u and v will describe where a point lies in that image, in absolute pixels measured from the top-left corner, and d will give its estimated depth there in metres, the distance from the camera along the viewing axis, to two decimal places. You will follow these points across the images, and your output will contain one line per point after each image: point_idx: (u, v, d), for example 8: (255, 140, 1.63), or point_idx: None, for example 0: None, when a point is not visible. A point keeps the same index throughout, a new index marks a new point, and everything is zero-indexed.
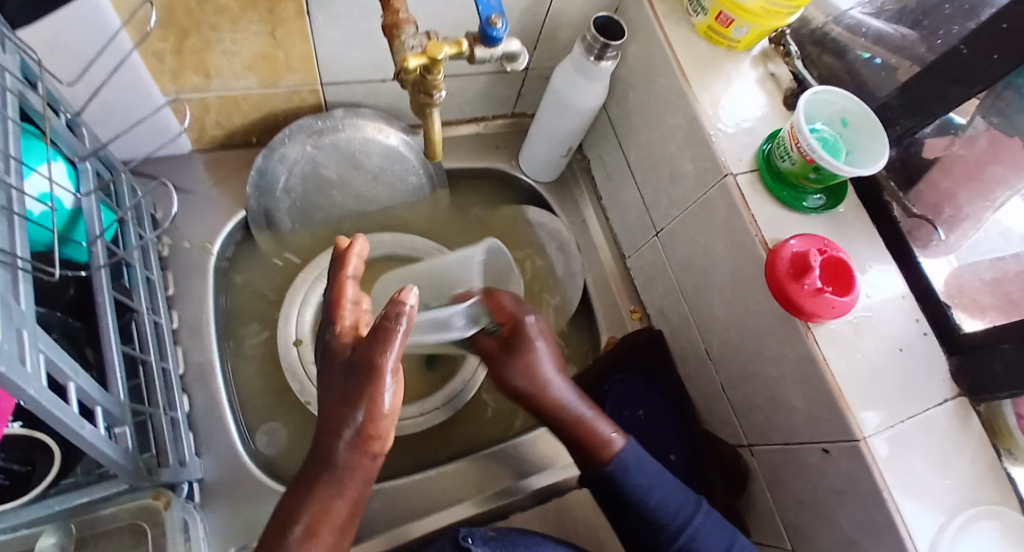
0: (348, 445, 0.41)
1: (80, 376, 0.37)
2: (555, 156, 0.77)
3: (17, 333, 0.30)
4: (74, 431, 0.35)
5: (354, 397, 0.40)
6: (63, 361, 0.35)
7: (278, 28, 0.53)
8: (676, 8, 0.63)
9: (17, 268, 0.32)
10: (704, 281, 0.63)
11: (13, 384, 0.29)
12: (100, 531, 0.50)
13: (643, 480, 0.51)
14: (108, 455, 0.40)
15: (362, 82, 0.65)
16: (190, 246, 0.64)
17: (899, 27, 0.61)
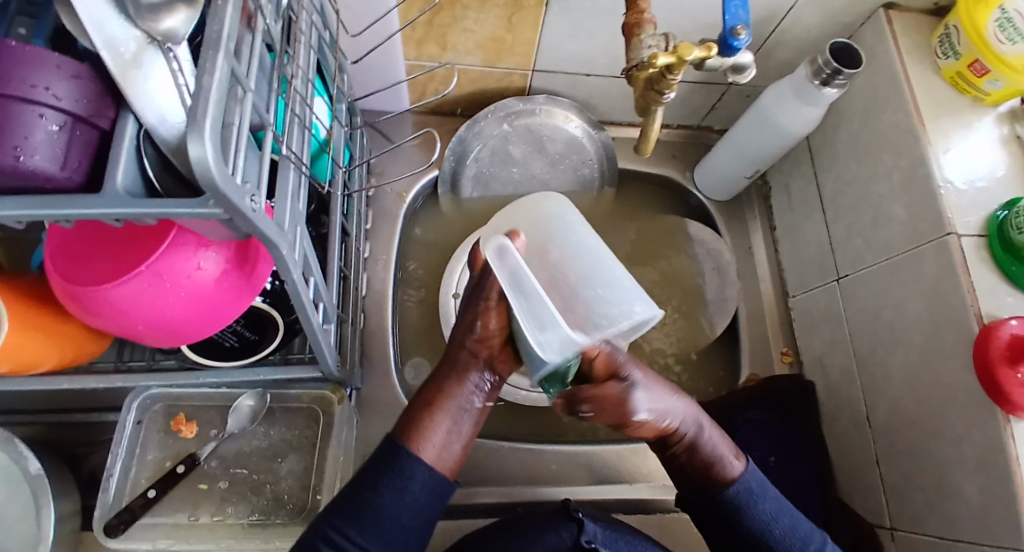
0: (472, 347, 0.45)
1: (318, 274, 0.44)
2: (738, 176, 0.74)
3: (294, 231, 0.37)
4: (309, 319, 0.42)
5: (472, 307, 0.45)
6: (314, 260, 0.42)
7: (516, 13, 0.57)
8: (922, 45, 0.58)
9: (302, 174, 0.39)
10: (887, 340, 0.58)
11: (285, 267, 0.35)
12: (283, 406, 0.59)
13: (768, 507, 0.48)
14: (321, 346, 0.47)
15: (570, 74, 0.68)
16: (388, 192, 0.71)
17: None
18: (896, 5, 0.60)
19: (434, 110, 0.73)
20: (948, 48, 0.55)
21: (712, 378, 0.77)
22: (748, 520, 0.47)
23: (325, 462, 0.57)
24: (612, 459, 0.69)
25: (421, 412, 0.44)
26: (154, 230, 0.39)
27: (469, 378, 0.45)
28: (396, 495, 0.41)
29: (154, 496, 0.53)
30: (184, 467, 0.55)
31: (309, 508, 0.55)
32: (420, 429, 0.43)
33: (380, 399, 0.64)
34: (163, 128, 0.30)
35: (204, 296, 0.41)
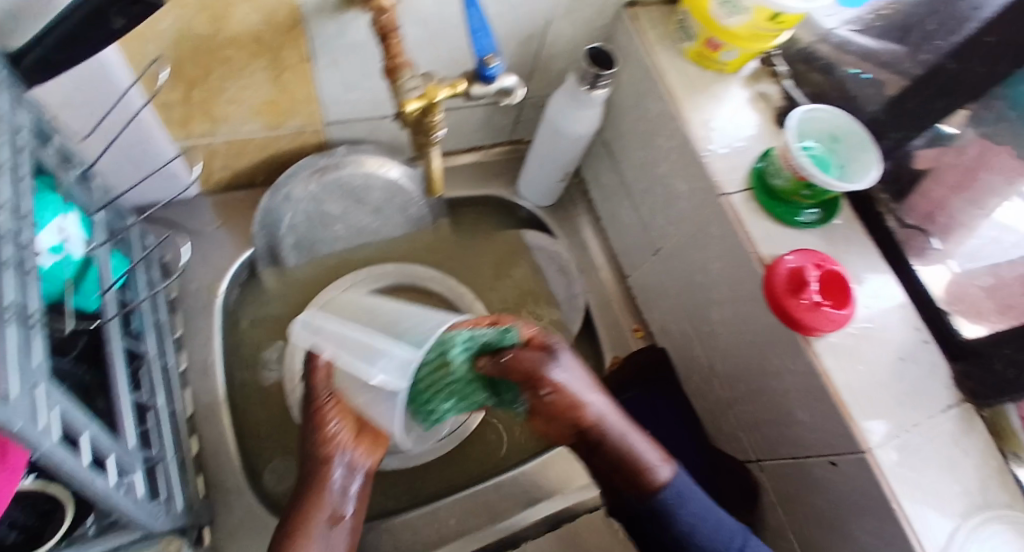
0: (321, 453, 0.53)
1: (94, 425, 0.37)
2: (553, 182, 0.79)
3: (35, 391, 0.31)
4: (87, 483, 0.35)
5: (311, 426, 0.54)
6: (78, 413, 0.35)
7: (282, 73, 0.55)
8: (665, 33, 0.65)
9: (32, 323, 0.32)
10: (705, 298, 0.65)
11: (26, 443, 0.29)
12: None
13: (696, 508, 0.51)
14: (119, 505, 0.40)
15: (363, 120, 0.67)
16: (196, 286, 0.65)
17: (886, 42, 0.61)
18: (637, 4, 0.66)
19: (230, 186, 0.70)
20: (687, 31, 0.63)
21: None
22: (675, 522, 0.50)
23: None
24: (508, 487, 0.68)
25: (304, 510, 0.51)
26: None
27: (331, 483, 0.53)
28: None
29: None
30: None
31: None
32: (299, 530, 0.50)
33: (242, 518, 0.58)
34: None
35: None
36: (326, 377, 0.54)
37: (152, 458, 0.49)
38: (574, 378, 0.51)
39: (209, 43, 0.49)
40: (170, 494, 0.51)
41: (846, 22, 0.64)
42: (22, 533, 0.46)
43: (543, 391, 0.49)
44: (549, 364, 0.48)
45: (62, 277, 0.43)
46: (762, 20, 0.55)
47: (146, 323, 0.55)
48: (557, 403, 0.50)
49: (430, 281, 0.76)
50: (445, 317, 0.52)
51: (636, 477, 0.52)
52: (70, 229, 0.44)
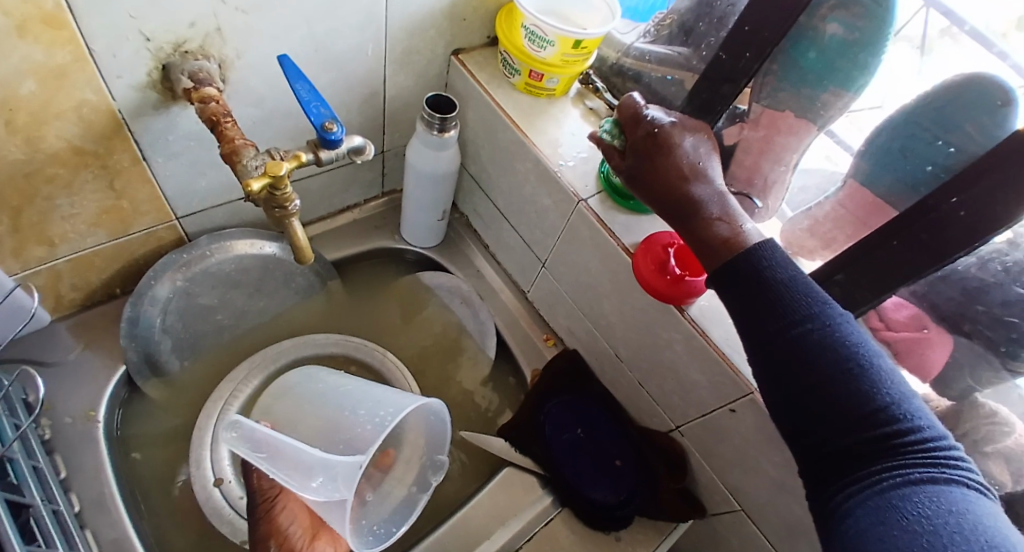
0: None
1: None
2: (433, 222, 0.81)
3: None
4: None
5: (262, 536, 0.53)
6: None
7: (116, 179, 0.53)
8: (493, 73, 0.70)
9: None
10: (594, 295, 0.69)
11: None
12: None
13: (789, 272, 0.42)
14: None
15: (220, 205, 0.66)
16: (72, 419, 0.60)
17: (673, 47, 0.68)
18: (462, 50, 0.70)
19: (87, 303, 0.65)
20: (509, 68, 0.68)
21: (507, 392, 0.82)
22: (793, 295, 0.41)
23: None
24: (458, 530, 0.68)
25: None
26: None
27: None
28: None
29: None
30: None
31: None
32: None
33: None
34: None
35: None
36: (268, 478, 0.55)
37: None
38: (693, 148, 0.53)
39: (22, 163, 0.47)
40: None
41: (640, 36, 0.72)
42: None
43: (637, 135, 0.54)
44: (635, 102, 0.56)
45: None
46: (567, 48, 0.62)
47: (23, 470, 0.50)
48: (642, 144, 0.53)
49: (332, 349, 0.75)
50: (395, 403, 0.56)
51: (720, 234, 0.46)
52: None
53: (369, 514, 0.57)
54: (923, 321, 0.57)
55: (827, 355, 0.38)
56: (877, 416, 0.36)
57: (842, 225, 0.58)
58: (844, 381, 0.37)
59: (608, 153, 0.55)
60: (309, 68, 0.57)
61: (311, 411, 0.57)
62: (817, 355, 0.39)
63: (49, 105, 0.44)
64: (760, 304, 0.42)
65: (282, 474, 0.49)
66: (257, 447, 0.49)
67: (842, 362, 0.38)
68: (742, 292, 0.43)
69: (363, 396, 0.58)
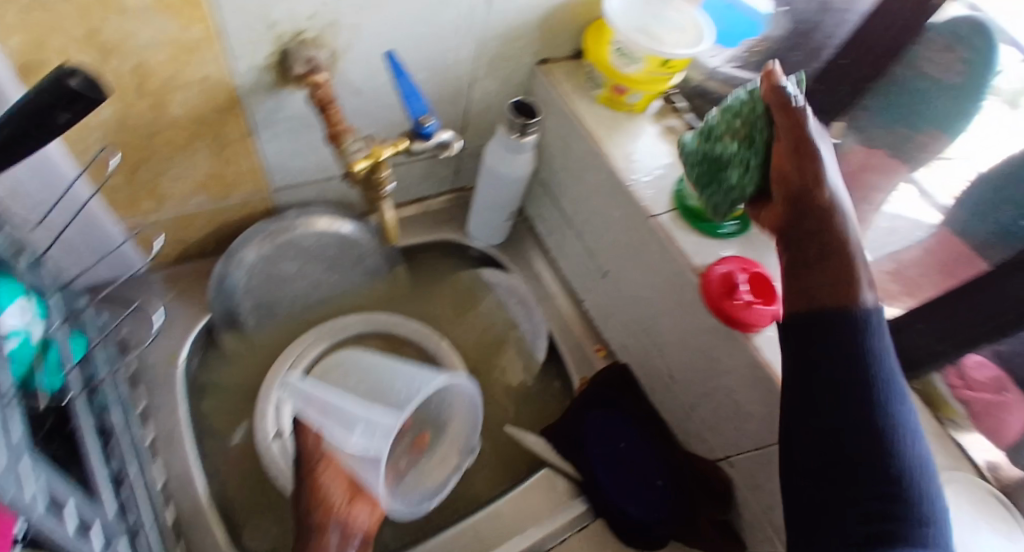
0: (316, 517, 0.49)
1: (73, 496, 0.38)
2: (500, 222, 0.83)
3: (18, 463, 0.32)
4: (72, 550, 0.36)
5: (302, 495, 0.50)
6: (60, 482, 0.37)
7: (223, 149, 0.58)
8: (577, 84, 0.72)
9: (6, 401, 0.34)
10: (653, 312, 0.69)
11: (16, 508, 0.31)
12: None
13: (881, 347, 0.44)
14: None
15: (308, 184, 0.70)
16: (156, 361, 0.65)
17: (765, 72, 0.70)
18: (547, 61, 0.72)
19: (181, 258, 0.71)
20: (593, 82, 0.70)
21: (552, 396, 0.83)
22: (869, 356, 0.43)
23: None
24: (493, 520, 0.70)
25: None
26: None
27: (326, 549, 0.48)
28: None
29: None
30: None
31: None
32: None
33: None
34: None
35: None
36: (315, 436, 0.52)
37: (133, 524, 0.49)
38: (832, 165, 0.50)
39: (148, 124, 0.52)
40: None
41: (728, 61, 0.71)
42: None
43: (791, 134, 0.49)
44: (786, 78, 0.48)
45: (25, 363, 0.44)
46: (655, 66, 0.63)
47: (111, 398, 0.54)
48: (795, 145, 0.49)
49: (390, 329, 0.78)
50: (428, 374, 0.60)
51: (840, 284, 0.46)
52: (24, 315, 0.44)
53: (405, 489, 0.61)
54: (1005, 384, 0.54)
55: (883, 426, 0.41)
56: (895, 476, 0.39)
57: (930, 272, 0.56)
58: (890, 455, 0.40)
59: (788, 103, 0.48)
60: (407, 64, 0.61)
61: (357, 378, 0.63)
62: (876, 422, 0.41)
63: (178, 76, 0.49)
64: (840, 359, 0.43)
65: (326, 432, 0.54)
66: (311, 406, 0.58)
67: (893, 439, 0.41)
68: (826, 337, 0.45)
69: (400, 369, 0.62)
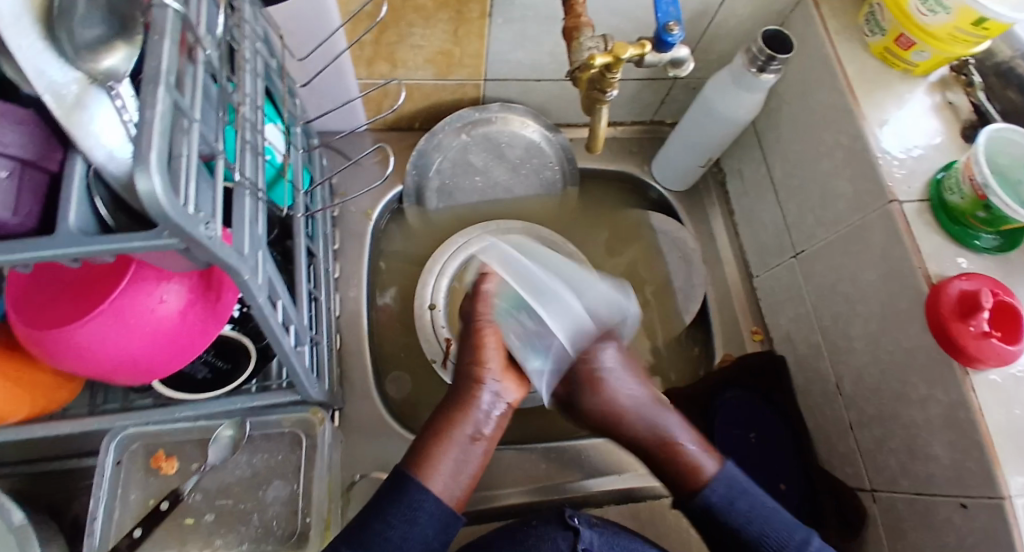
0: (474, 375, 0.50)
1: (285, 300, 0.44)
2: (692, 166, 0.76)
3: (257, 254, 0.37)
4: (279, 343, 0.42)
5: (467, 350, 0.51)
6: (280, 284, 0.42)
7: (460, 26, 0.59)
8: (849, 26, 0.61)
9: (258, 198, 0.39)
10: (846, 309, 0.60)
11: (249, 291, 0.35)
12: (265, 433, 0.55)
13: (745, 505, 0.49)
14: (294, 369, 0.46)
15: (518, 80, 0.69)
16: (354, 211, 0.72)
17: None
18: None
19: (393, 125, 0.75)
20: (874, 25, 0.58)
21: (687, 360, 0.78)
22: (724, 517, 0.49)
23: (309, 507, 0.52)
24: (599, 451, 0.68)
25: (431, 446, 0.48)
26: (114, 271, 0.36)
27: (479, 403, 0.49)
28: (405, 526, 0.44)
29: (140, 536, 0.49)
30: (167, 503, 0.50)
31: (295, 534, 0.51)
32: (429, 462, 0.47)
33: (367, 419, 0.64)
34: (112, 163, 0.31)
35: (168, 333, 0.38)
36: (495, 320, 0.50)
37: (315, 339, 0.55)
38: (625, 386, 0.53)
39: None
40: (321, 373, 0.57)
41: None
42: (212, 373, 0.54)
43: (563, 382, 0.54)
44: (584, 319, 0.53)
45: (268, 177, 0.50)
46: (964, 23, 0.51)
47: (317, 229, 0.61)
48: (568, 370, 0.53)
49: (549, 244, 0.76)
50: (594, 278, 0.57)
51: (683, 478, 0.51)
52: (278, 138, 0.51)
53: None
54: None
55: None
56: None
57: None
58: None
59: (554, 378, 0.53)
60: None
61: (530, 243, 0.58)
62: None
63: None
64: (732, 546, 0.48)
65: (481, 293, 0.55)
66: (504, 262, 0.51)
67: None
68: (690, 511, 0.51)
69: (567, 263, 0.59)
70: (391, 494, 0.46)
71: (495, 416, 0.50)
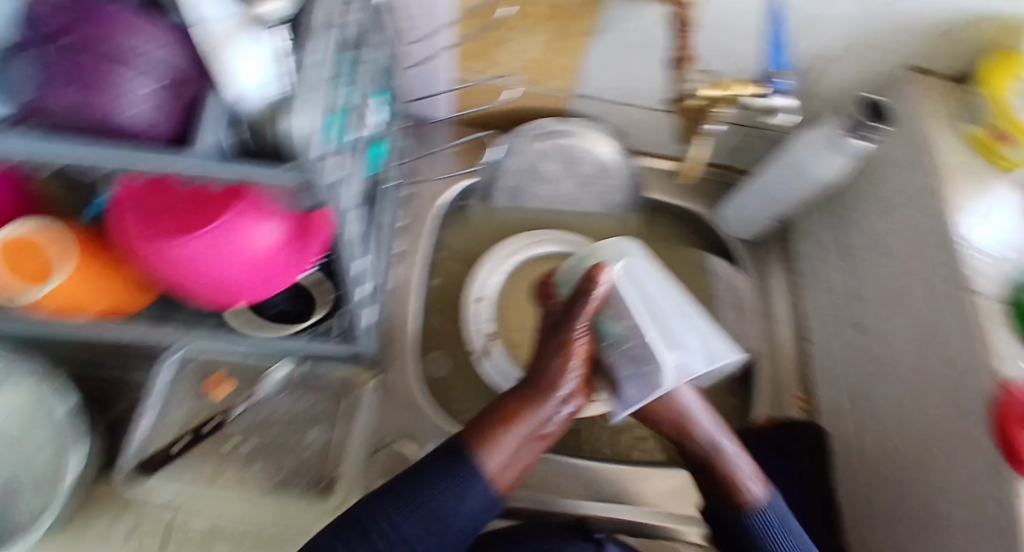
0: (555, 373, 0.44)
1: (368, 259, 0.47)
2: (761, 217, 0.76)
3: (358, 210, 0.41)
4: (355, 302, 0.45)
5: (556, 343, 0.44)
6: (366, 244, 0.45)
7: (564, 39, 0.60)
8: (950, 108, 0.61)
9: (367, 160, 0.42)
10: (898, 391, 0.58)
11: (348, 247, 0.39)
12: (306, 383, 0.57)
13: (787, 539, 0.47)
14: (358, 329, 0.49)
15: (607, 101, 0.71)
16: (424, 196, 0.75)
17: None
18: (923, 70, 0.63)
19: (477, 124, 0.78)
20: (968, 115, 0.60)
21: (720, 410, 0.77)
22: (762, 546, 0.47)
23: (342, 459, 0.54)
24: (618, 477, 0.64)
25: (493, 425, 0.43)
26: (220, 200, 0.35)
27: (549, 403, 0.44)
28: (453, 500, 0.42)
29: (175, 453, 0.52)
30: (209, 427, 0.54)
31: (324, 481, 0.52)
32: (489, 440, 0.43)
33: None
34: (245, 101, 0.29)
35: (262, 269, 0.38)
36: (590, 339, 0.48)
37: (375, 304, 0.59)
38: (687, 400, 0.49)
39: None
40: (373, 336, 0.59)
41: None
42: None
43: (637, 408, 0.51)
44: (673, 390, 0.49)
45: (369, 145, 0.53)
46: None
47: (392, 204, 0.64)
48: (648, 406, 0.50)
49: None
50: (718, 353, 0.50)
51: (724, 494, 0.49)
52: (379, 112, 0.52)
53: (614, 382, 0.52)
54: None
55: None
56: None
57: None
58: None
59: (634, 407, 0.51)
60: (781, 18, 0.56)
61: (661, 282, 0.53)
62: None
63: None
64: None
65: (576, 264, 0.53)
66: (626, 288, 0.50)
67: None
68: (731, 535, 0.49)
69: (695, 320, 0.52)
70: (446, 463, 0.42)
71: (561, 417, 0.45)
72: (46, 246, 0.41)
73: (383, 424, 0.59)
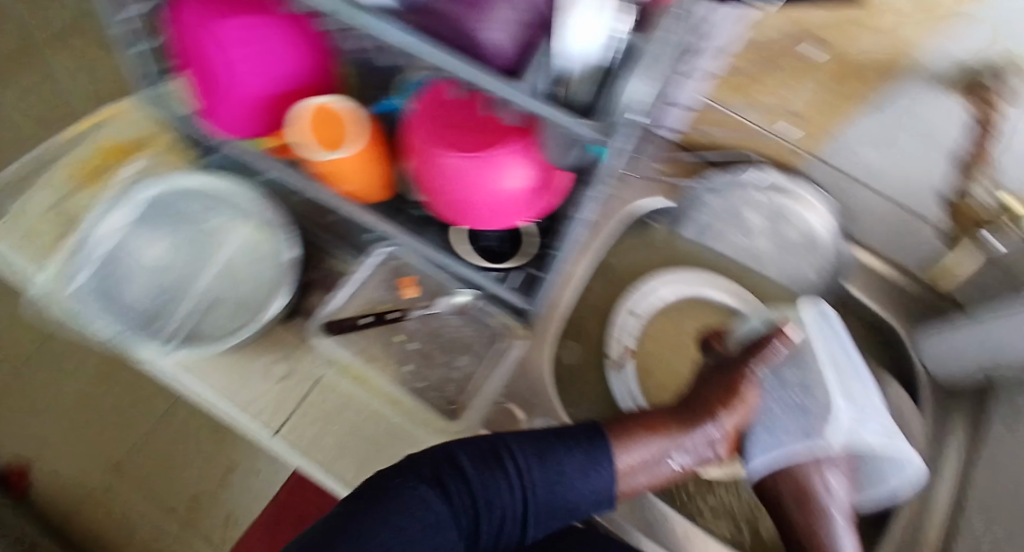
0: (717, 409, 0.49)
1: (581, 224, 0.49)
2: (974, 364, 0.62)
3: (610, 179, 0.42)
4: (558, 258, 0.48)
5: (726, 382, 0.50)
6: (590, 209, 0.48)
7: (835, 102, 0.57)
8: None
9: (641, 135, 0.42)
10: None
11: (586, 207, 0.42)
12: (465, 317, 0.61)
13: None
14: (539, 289, 0.52)
15: (845, 173, 0.67)
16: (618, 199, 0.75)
17: None
18: None
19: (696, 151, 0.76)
20: None
21: None
22: None
23: (475, 391, 0.58)
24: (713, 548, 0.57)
25: (641, 430, 0.48)
26: (509, 130, 0.37)
27: (699, 431, 0.49)
28: (578, 476, 0.45)
29: (364, 325, 0.58)
30: (393, 315, 0.59)
31: (451, 405, 0.57)
32: (631, 441, 0.48)
33: None
34: (567, 59, 0.29)
35: (498, 203, 0.40)
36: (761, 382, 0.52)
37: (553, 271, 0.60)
38: (831, 481, 0.50)
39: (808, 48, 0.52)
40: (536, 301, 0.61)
41: None
42: None
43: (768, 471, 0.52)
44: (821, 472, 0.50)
45: None
46: None
47: None
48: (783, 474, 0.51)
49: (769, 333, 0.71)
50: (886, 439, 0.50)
51: None
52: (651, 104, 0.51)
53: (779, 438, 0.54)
54: None
55: None
56: None
57: None
58: None
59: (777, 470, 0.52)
60: None
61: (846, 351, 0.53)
62: None
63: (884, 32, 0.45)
64: None
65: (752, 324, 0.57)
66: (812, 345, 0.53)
67: None
68: None
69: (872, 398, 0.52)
70: (581, 443, 0.47)
71: (699, 453, 0.50)
72: (347, 123, 0.48)
73: (517, 381, 0.59)
